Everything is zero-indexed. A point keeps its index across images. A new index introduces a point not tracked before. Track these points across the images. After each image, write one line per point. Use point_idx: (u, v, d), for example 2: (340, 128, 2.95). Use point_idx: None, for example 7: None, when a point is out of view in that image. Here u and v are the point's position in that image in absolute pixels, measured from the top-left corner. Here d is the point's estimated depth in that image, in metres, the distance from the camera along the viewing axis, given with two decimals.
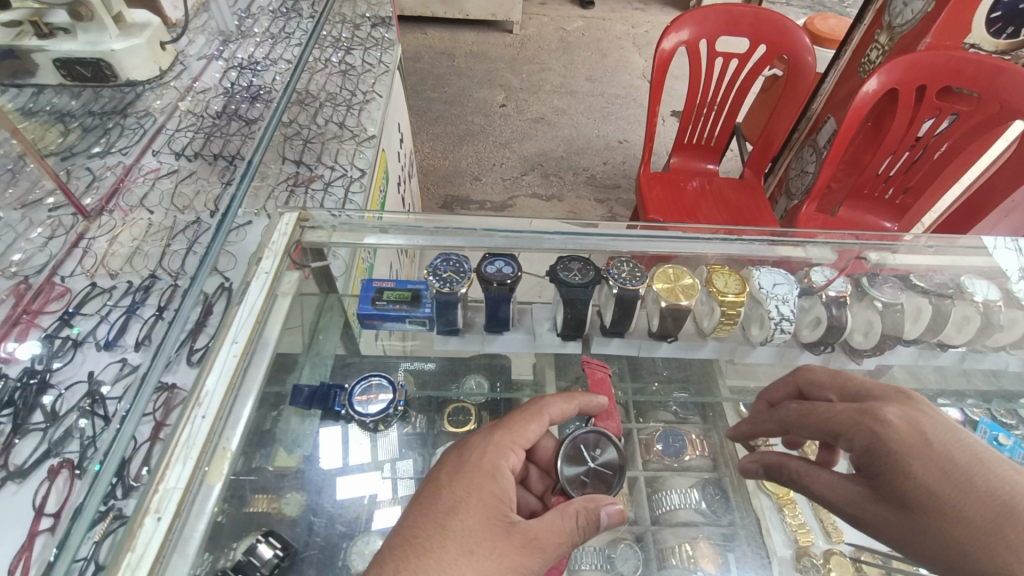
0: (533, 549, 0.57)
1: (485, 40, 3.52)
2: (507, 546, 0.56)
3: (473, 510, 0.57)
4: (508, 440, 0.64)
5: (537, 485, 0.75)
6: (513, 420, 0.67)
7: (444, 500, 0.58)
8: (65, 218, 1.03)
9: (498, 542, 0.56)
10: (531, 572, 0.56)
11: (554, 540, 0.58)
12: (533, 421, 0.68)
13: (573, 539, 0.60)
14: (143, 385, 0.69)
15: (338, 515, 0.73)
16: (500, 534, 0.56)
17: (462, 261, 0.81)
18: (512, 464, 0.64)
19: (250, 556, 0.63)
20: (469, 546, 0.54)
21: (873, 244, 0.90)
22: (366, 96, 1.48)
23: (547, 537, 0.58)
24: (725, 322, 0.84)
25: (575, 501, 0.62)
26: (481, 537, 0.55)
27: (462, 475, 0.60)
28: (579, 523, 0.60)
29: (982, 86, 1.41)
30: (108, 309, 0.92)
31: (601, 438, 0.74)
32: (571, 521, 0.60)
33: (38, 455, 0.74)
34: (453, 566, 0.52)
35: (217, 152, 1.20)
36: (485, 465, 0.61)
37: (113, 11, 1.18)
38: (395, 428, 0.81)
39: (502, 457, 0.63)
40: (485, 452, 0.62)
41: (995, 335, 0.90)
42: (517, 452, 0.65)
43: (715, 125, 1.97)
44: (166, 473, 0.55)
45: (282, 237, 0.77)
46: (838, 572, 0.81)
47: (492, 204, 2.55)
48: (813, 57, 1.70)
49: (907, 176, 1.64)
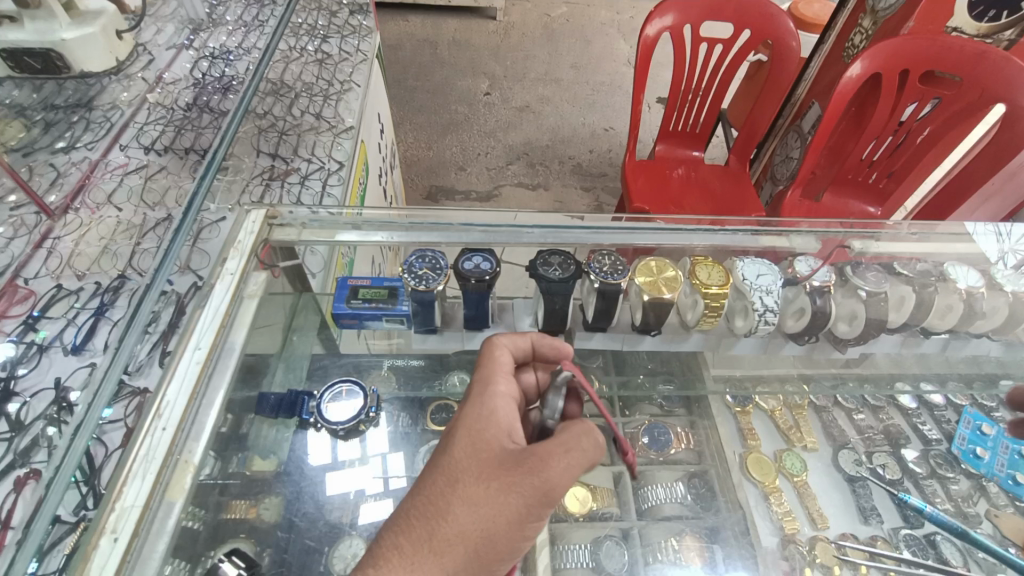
0: (525, 472, 0.54)
1: (468, 27, 3.46)
2: (495, 472, 0.55)
3: (461, 444, 0.58)
4: (493, 374, 0.65)
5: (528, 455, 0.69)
6: (494, 355, 0.67)
7: (438, 443, 0.60)
8: (28, 217, 0.99)
9: (485, 471, 0.55)
10: (528, 495, 0.53)
11: (549, 460, 0.54)
12: (497, 344, 0.68)
13: (583, 459, 0.55)
14: (104, 379, 0.66)
15: (309, 529, 0.71)
16: (486, 464, 0.56)
17: (438, 257, 0.78)
18: (507, 394, 0.63)
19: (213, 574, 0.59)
20: (455, 477, 0.55)
21: (857, 232, 0.90)
22: (343, 86, 1.44)
23: (540, 458, 0.54)
24: (708, 314, 0.82)
25: (577, 431, 0.57)
26: (469, 467, 0.56)
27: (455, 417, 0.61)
28: (576, 444, 0.56)
29: (964, 71, 1.41)
30: (75, 312, 0.88)
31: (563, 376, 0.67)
32: (568, 442, 0.55)
33: (3, 466, 0.71)
34: (441, 497, 0.54)
35: (188, 146, 1.16)
36: (473, 402, 0.61)
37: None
38: (381, 423, 0.80)
39: (490, 389, 0.62)
40: (473, 391, 0.63)
41: (978, 322, 0.90)
42: (508, 384, 0.64)
43: (700, 111, 1.94)
44: (122, 491, 0.52)
45: (249, 236, 0.74)
46: (821, 559, 0.83)
47: (477, 194, 2.52)
48: (796, 42, 1.68)
49: (890, 161, 1.64)
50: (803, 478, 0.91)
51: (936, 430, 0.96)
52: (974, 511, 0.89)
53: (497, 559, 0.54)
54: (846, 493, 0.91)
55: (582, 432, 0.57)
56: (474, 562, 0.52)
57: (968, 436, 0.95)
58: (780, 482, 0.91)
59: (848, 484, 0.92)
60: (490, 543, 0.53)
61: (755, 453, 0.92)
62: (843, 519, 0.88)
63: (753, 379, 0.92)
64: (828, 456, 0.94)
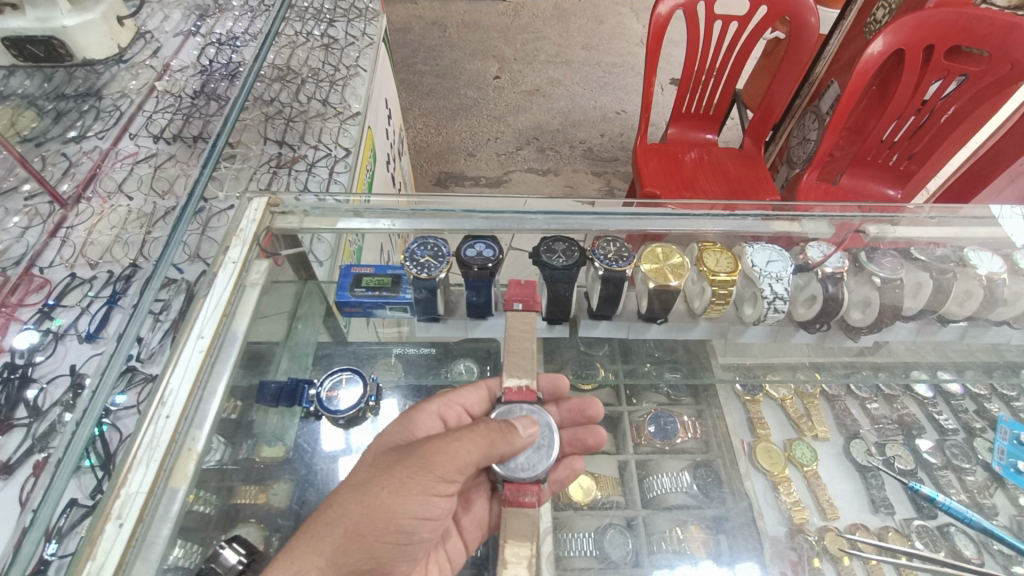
0: (421, 464, 0.58)
1: (477, 9, 3.40)
2: (391, 461, 0.60)
3: (374, 453, 0.64)
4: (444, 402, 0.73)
5: (530, 502, 0.65)
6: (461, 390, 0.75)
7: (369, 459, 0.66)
8: (41, 206, 1.00)
9: (382, 463, 0.60)
10: (416, 482, 0.58)
11: (445, 446, 0.59)
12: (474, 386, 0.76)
13: (492, 442, 0.60)
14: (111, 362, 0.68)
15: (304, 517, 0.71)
16: (387, 459, 0.61)
17: (440, 244, 0.78)
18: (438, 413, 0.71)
19: (213, 562, 0.56)
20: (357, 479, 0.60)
21: (873, 217, 0.87)
22: (350, 71, 1.42)
23: (439, 447, 0.59)
24: (716, 302, 0.80)
25: (477, 426, 0.61)
26: (371, 467, 0.61)
27: (390, 432, 0.69)
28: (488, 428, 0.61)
29: (992, 45, 1.35)
30: (89, 300, 0.89)
31: (466, 412, 0.74)
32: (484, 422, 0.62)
33: (23, 451, 0.73)
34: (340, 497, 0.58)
35: (196, 134, 1.16)
36: (406, 422, 0.70)
37: None
38: (393, 402, 0.81)
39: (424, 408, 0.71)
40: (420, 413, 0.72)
41: (998, 309, 0.87)
42: (454, 407, 0.73)
43: (714, 92, 1.88)
44: (127, 478, 0.53)
45: (251, 224, 0.73)
46: (831, 547, 0.83)
47: (487, 180, 2.51)
48: (816, 18, 1.61)
49: (912, 142, 1.58)
50: (813, 468, 0.90)
51: (952, 419, 0.95)
52: (988, 502, 0.87)
53: (381, 540, 0.57)
54: (856, 478, 0.91)
55: (478, 425, 0.61)
56: (357, 545, 0.56)
57: (1007, 449, 0.91)
58: (790, 472, 0.90)
59: (859, 472, 0.91)
60: (371, 523, 0.56)
61: (765, 442, 0.91)
62: (852, 508, 0.88)
63: (764, 366, 0.90)
64: (840, 445, 0.94)
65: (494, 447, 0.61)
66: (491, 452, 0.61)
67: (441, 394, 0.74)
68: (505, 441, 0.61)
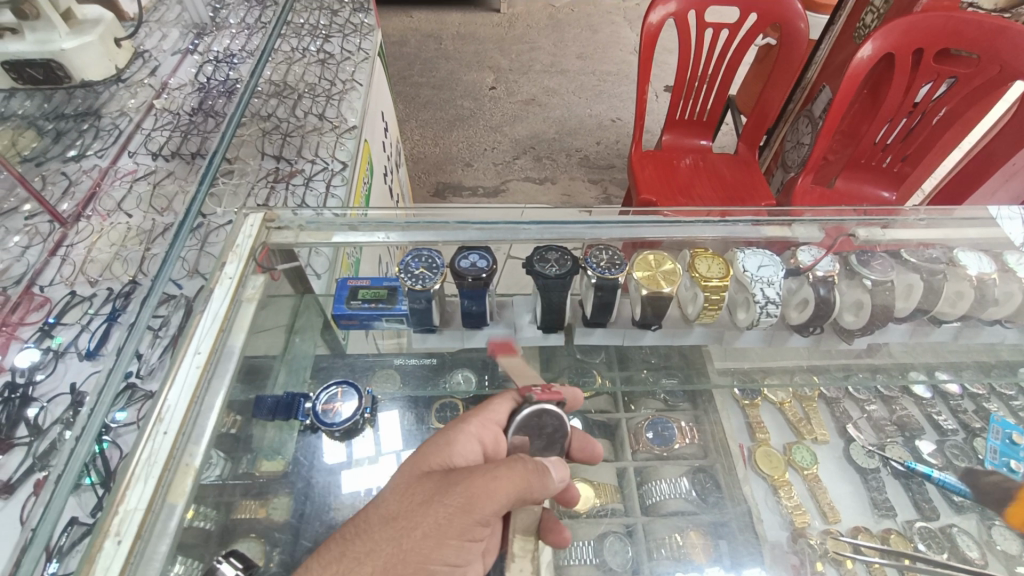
0: (460, 504, 0.57)
1: (472, 21, 3.43)
2: (427, 496, 0.59)
3: (404, 481, 0.62)
4: (476, 421, 0.68)
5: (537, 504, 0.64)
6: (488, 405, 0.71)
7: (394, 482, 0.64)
8: (42, 225, 1.01)
9: (417, 497, 0.59)
10: (454, 524, 0.57)
11: (485, 488, 0.58)
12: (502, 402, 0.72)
13: (529, 485, 0.60)
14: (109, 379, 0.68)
15: (304, 529, 0.71)
16: (421, 494, 0.59)
17: (434, 256, 0.78)
18: (472, 434, 0.67)
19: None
20: (387, 514, 0.58)
21: (862, 220, 0.88)
22: (346, 86, 1.44)
23: (479, 489, 0.58)
24: (708, 307, 0.81)
25: (515, 464, 0.60)
26: (404, 501, 0.59)
27: (419, 453, 0.66)
28: (525, 470, 0.60)
29: (980, 47, 1.36)
30: (89, 317, 0.90)
31: (501, 431, 0.69)
32: (519, 463, 0.60)
33: (24, 469, 0.73)
34: (370, 530, 0.57)
35: (194, 150, 1.17)
36: (437, 443, 0.66)
37: (61, 8, 1.14)
38: (393, 412, 0.82)
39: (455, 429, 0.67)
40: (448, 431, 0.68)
41: (991, 309, 0.88)
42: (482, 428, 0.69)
43: (707, 98, 1.90)
44: (125, 494, 0.53)
45: (247, 239, 0.74)
46: (833, 551, 0.83)
47: (484, 189, 2.52)
48: (805, 24, 1.63)
49: (904, 144, 1.59)
50: (813, 471, 0.91)
51: (952, 420, 0.95)
52: None
53: None
54: (857, 480, 0.92)
55: (515, 467, 0.60)
56: None
57: (1002, 449, 0.89)
58: (790, 475, 0.91)
59: (860, 474, 0.92)
60: (403, 564, 0.55)
61: (764, 446, 0.92)
62: (854, 510, 0.88)
63: (761, 371, 0.91)
64: (840, 448, 0.94)
65: (528, 491, 0.60)
66: (525, 495, 0.60)
67: (475, 412, 0.68)
68: (540, 483, 0.61)
